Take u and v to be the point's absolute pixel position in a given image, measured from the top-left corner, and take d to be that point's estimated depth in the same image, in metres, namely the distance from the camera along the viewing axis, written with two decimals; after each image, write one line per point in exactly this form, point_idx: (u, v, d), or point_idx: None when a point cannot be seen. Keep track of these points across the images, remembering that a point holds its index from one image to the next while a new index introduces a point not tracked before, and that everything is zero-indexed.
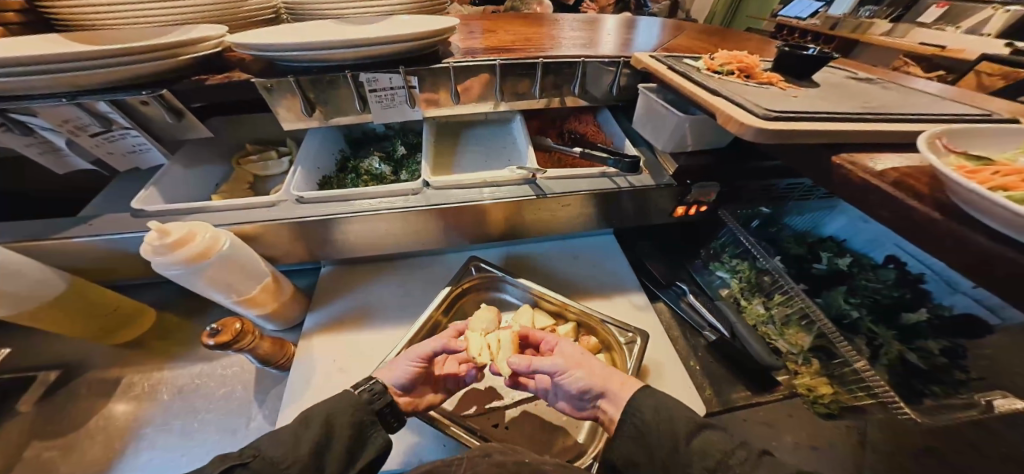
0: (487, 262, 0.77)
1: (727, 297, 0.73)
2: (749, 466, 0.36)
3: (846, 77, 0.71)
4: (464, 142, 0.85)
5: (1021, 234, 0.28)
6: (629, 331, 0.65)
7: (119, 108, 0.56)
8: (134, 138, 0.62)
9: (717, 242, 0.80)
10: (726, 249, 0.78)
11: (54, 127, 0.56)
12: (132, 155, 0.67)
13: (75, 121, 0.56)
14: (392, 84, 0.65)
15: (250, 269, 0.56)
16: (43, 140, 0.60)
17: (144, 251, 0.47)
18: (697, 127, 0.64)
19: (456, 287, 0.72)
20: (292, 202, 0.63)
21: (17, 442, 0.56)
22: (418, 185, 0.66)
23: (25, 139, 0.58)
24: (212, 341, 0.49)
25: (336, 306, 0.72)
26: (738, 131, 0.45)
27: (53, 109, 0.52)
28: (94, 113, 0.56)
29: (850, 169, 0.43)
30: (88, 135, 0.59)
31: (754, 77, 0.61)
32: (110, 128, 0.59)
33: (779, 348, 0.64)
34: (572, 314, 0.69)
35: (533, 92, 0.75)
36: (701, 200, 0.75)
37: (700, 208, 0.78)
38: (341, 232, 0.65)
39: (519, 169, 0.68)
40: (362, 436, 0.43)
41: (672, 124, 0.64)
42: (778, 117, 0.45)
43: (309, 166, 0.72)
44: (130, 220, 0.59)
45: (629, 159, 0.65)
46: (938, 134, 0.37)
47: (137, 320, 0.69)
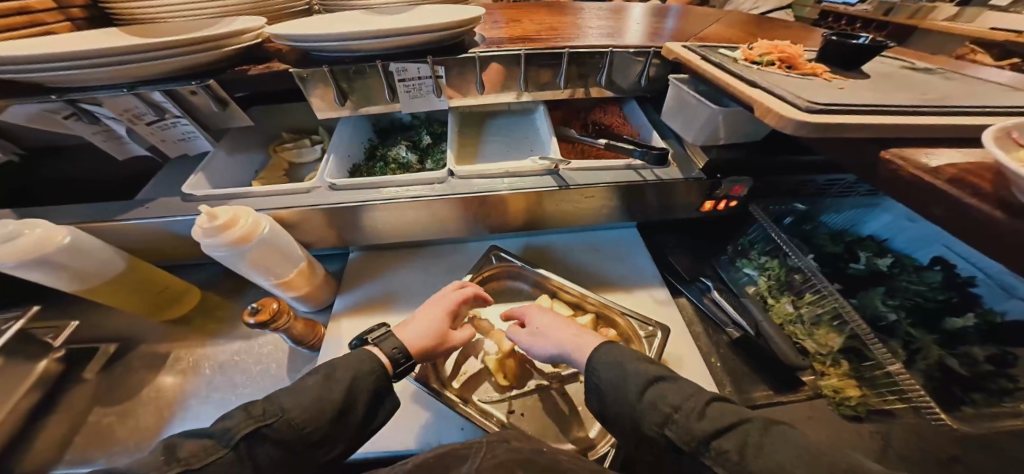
0: (505, 252, 0.78)
1: (753, 295, 0.71)
2: (694, 415, 0.37)
3: (901, 66, 0.66)
4: (489, 131, 0.84)
5: None
6: (649, 325, 0.65)
7: (171, 98, 0.60)
8: (184, 126, 0.67)
9: (745, 238, 0.77)
10: (754, 247, 0.76)
11: (116, 115, 0.61)
12: (182, 142, 0.71)
13: (133, 110, 0.60)
14: (419, 74, 0.66)
15: (287, 254, 0.59)
16: (106, 128, 0.65)
17: (194, 232, 0.50)
18: (732, 119, 0.61)
19: (477, 275, 0.74)
20: (324, 189, 0.66)
21: (87, 406, 0.62)
22: (443, 174, 0.67)
23: (92, 127, 0.63)
24: (253, 320, 0.53)
25: (364, 289, 0.76)
26: (778, 124, 0.44)
27: (114, 99, 0.57)
28: (150, 103, 0.60)
29: (898, 165, 0.41)
30: (144, 124, 0.64)
31: (798, 66, 0.58)
32: (163, 117, 0.63)
33: (805, 348, 0.62)
34: (591, 306, 0.70)
35: (557, 82, 0.74)
36: (730, 195, 0.73)
37: (729, 204, 0.76)
38: (371, 218, 0.68)
39: (542, 160, 0.68)
40: (379, 400, 0.46)
41: (704, 116, 0.62)
42: (822, 110, 0.43)
43: (340, 153, 0.73)
44: (180, 205, 0.64)
45: (656, 151, 0.67)
46: (1008, 128, 0.35)
47: (186, 297, 0.74)
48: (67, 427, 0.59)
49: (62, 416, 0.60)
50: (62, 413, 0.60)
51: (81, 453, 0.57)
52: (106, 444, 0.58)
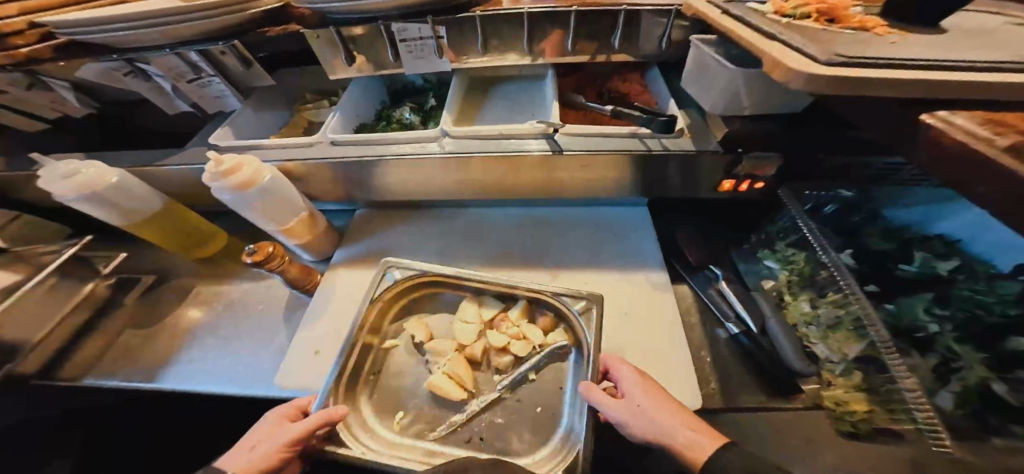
0: (399, 266, 0.63)
1: (769, 291, 0.62)
2: None
3: (1016, 20, 0.50)
4: (495, 96, 0.81)
5: None
6: (582, 298, 0.55)
7: (205, 57, 0.64)
8: (217, 85, 0.70)
9: (774, 227, 0.65)
10: (782, 236, 0.64)
11: (162, 74, 0.66)
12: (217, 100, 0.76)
13: (177, 68, 0.65)
14: (421, 34, 0.65)
15: (290, 203, 0.64)
16: (156, 85, 0.70)
17: (205, 177, 0.56)
18: (760, 87, 0.45)
19: (379, 299, 0.60)
20: (326, 144, 0.69)
21: (126, 326, 0.74)
22: (437, 133, 0.67)
23: (146, 85, 0.69)
24: (250, 260, 0.59)
25: (360, 246, 0.80)
26: (784, 77, 0.32)
27: (159, 58, 0.62)
28: (188, 63, 0.64)
29: (940, 130, 0.30)
30: (186, 82, 0.69)
31: (845, 19, 0.47)
32: (200, 75, 0.67)
33: (816, 354, 0.54)
34: (520, 294, 0.60)
35: (567, 47, 0.69)
36: (755, 175, 0.62)
37: (753, 184, 0.66)
38: (368, 175, 0.70)
39: (538, 122, 0.64)
40: None
41: (725, 84, 0.47)
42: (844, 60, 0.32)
43: (346, 112, 0.76)
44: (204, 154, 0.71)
45: (662, 118, 0.59)
46: None
47: (213, 241, 0.81)
48: (105, 341, 0.70)
49: (105, 330, 0.72)
50: (101, 329, 0.72)
51: (114, 364, 0.68)
52: (132, 359, 0.68)
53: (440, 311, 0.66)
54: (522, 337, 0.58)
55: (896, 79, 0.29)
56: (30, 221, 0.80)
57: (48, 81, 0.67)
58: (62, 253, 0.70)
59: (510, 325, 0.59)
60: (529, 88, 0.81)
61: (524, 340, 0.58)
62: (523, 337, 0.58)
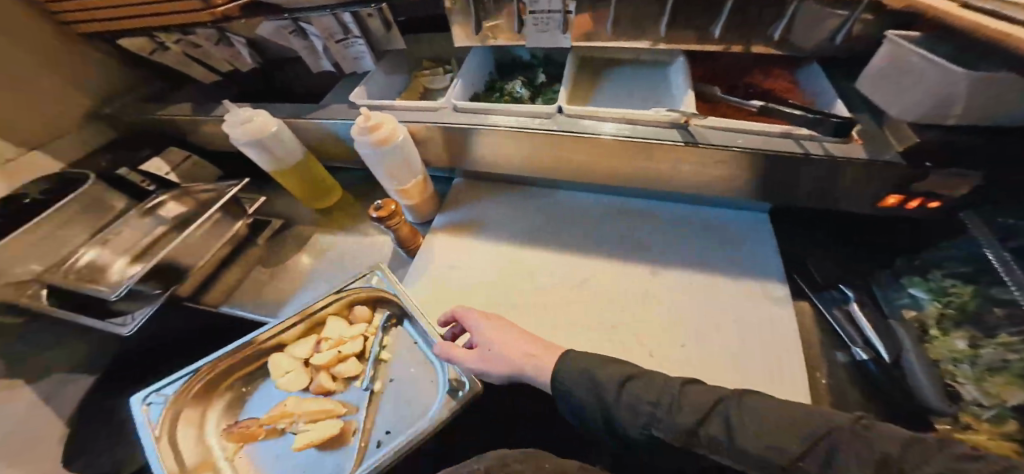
0: (158, 385, 0.60)
1: (910, 322, 0.57)
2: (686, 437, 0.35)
3: None
4: (609, 77, 0.78)
5: None
6: (370, 275, 0.70)
7: (355, 18, 0.68)
8: (358, 46, 0.74)
9: (930, 258, 0.59)
10: (941, 267, 0.58)
11: (318, 33, 0.71)
12: (352, 61, 0.79)
13: (331, 29, 0.70)
14: (550, 6, 0.61)
15: (410, 167, 0.69)
16: (310, 46, 0.75)
17: (353, 129, 0.61)
18: (993, 88, 0.35)
19: (193, 384, 0.61)
20: (449, 110, 0.72)
21: (257, 262, 0.84)
22: (553, 110, 0.67)
23: (303, 44, 0.74)
24: (375, 216, 0.64)
25: (459, 213, 0.84)
26: None
27: (320, 18, 0.67)
28: (340, 23, 0.69)
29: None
30: (335, 43, 0.73)
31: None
32: (347, 36, 0.72)
33: (959, 394, 0.49)
34: (332, 305, 0.70)
35: (712, 33, 0.59)
36: (933, 194, 0.52)
37: (925, 205, 0.55)
38: (487, 145, 0.72)
39: (670, 110, 0.61)
40: None
41: (941, 80, 0.37)
42: None
43: (466, 81, 0.77)
44: (347, 110, 0.76)
45: (836, 119, 0.52)
46: None
47: (330, 195, 0.89)
48: (238, 274, 0.81)
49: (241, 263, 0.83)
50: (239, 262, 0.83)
51: (248, 295, 0.78)
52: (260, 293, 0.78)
53: (282, 366, 0.66)
54: (340, 343, 0.67)
55: None
56: (199, 162, 0.91)
57: (233, 37, 0.74)
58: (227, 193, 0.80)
59: (331, 345, 0.66)
60: (650, 75, 0.76)
61: (353, 338, 0.67)
62: (342, 344, 0.66)
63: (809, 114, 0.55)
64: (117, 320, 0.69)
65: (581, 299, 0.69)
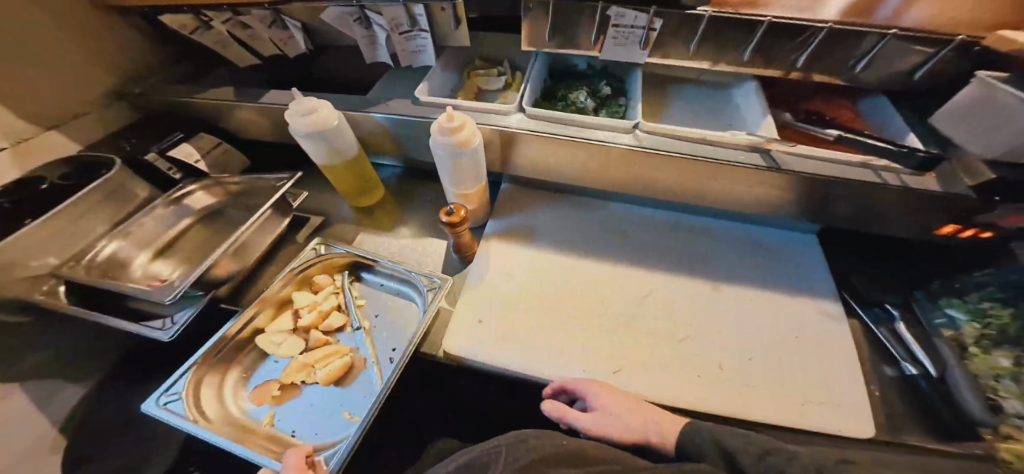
0: (164, 388, 0.59)
1: (950, 340, 0.60)
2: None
3: None
4: (674, 96, 0.80)
5: None
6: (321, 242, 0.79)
7: (426, 11, 0.63)
8: (421, 40, 0.69)
9: (965, 281, 0.64)
10: (976, 290, 0.62)
11: (384, 24, 0.66)
12: (412, 55, 0.74)
13: (397, 19, 0.65)
14: (635, 23, 0.61)
15: (477, 172, 0.67)
16: (371, 36, 0.71)
17: (433, 127, 0.58)
18: None
19: (195, 379, 0.62)
20: (518, 115, 0.71)
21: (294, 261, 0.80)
22: (631, 125, 0.67)
23: (365, 33, 0.70)
24: (445, 220, 0.64)
25: (511, 219, 0.84)
26: None
27: (389, 7, 0.62)
28: (409, 15, 0.64)
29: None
30: (398, 35, 0.68)
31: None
32: (412, 29, 0.67)
33: (1002, 407, 0.53)
34: (298, 272, 0.75)
35: (794, 61, 0.61)
36: (990, 226, 0.58)
37: (977, 234, 0.62)
38: (560, 152, 0.71)
39: (752, 135, 0.62)
40: None
41: None
42: None
43: (531, 85, 0.76)
44: (411, 107, 0.71)
45: (923, 154, 0.55)
46: None
47: (371, 193, 0.85)
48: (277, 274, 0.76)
49: (276, 262, 0.78)
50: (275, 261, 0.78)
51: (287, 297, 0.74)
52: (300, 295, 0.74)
53: (266, 339, 0.70)
54: (312, 306, 0.73)
55: None
56: (228, 150, 0.87)
57: (286, 19, 0.77)
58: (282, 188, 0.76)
59: (306, 311, 0.72)
60: (712, 97, 0.79)
61: (329, 296, 0.74)
62: (320, 304, 0.73)
63: (893, 145, 0.58)
64: (153, 323, 0.63)
65: (639, 309, 0.70)
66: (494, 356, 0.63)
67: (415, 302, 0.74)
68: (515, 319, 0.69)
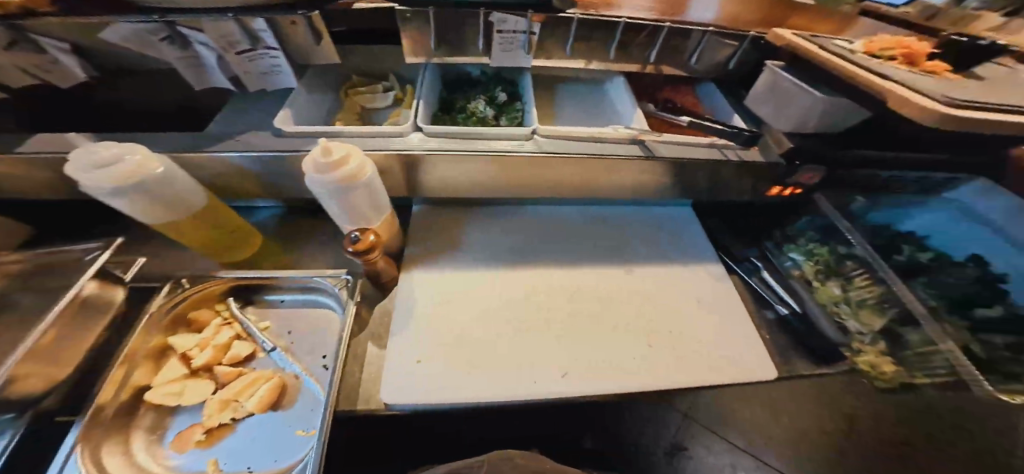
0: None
1: (798, 278, 0.74)
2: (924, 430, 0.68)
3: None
4: (562, 99, 0.83)
5: None
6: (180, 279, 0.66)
7: (271, 27, 0.50)
8: (272, 60, 0.57)
9: (794, 227, 0.80)
10: (802, 235, 0.79)
11: (211, 43, 0.52)
12: (264, 75, 0.61)
13: (231, 37, 0.51)
14: (516, 27, 0.60)
15: (377, 203, 0.59)
16: (193, 55, 0.55)
17: (306, 164, 0.48)
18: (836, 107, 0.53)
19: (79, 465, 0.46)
20: (412, 136, 0.65)
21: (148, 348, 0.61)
22: (530, 130, 0.66)
23: (181, 53, 0.54)
24: (351, 248, 0.57)
25: (430, 243, 0.78)
26: (916, 117, 0.37)
27: (214, 23, 0.48)
28: (246, 31, 0.50)
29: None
30: (235, 54, 0.55)
31: (919, 64, 0.46)
32: (255, 47, 0.54)
33: (847, 327, 0.67)
34: (167, 316, 0.63)
35: (647, 56, 0.68)
36: (800, 183, 0.69)
37: (794, 191, 0.72)
38: (454, 166, 0.67)
39: (627, 128, 0.67)
40: None
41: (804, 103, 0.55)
42: (966, 105, 0.35)
43: (424, 99, 0.70)
44: (271, 139, 0.60)
45: (749, 132, 0.64)
46: None
47: (248, 242, 0.70)
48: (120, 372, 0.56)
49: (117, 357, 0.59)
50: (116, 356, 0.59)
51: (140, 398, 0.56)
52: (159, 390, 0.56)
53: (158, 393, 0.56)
54: (201, 346, 0.62)
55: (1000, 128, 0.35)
56: None
57: (43, 40, 0.55)
58: (94, 260, 0.55)
59: (196, 353, 0.61)
60: (592, 95, 0.83)
61: (222, 330, 0.64)
62: (213, 340, 0.63)
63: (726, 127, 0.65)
64: None
65: (577, 305, 0.72)
66: (450, 394, 0.57)
67: (335, 310, 0.70)
68: (453, 350, 0.63)
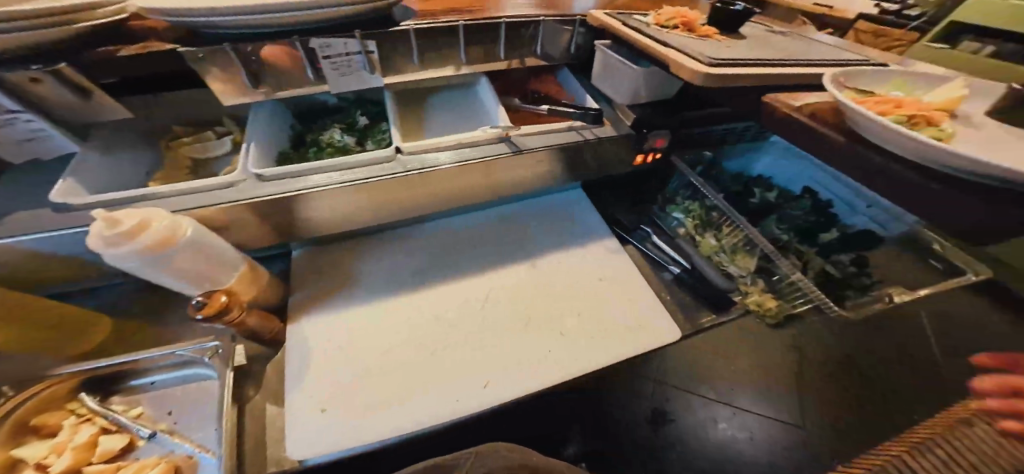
0: None
1: (684, 236, 0.79)
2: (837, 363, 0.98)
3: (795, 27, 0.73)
4: (429, 109, 0.80)
5: (911, 153, 0.34)
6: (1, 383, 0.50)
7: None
8: (25, 124, 0.48)
9: (670, 189, 0.85)
10: (680, 195, 0.84)
11: None
12: (24, 144, 0.53)
13: None
14: (346, 49, 0.53)
15: (219, 259, 0.51)
16: None
17: (87, 243, 0.38)
18: (652, 79, 0.63)
19: None
20: (252, 180, 0.56)
21: None
22: (391, 152, 0.61)
23: None
24: (199, 316, 0.46)
25: (318, 286, 0.69)
26: (688, 78, 0.44)
27: None
28: None
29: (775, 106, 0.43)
30: None
31: (696, 28, 0.55)
32: None
33: (731, 273, 0.72)
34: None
35: (499, 54, 0.68)
36: (655, 148, 0.73)
37: (654, 156, 0.76)
38: (305, 211, 0.58)
39: (493, 128, 0.64)
40: None
41: (630, 78, 0.63)
42: (720, 64, 0.44)
43: (261, 141, 0.62)
44: (52, 217, 0.48)
45: (593, 111, 0.67)
46: (838, 73, 0.41)
47: (90, 330, 0.58)
48: None
49: None
50: None
51: None
52: None
53: None
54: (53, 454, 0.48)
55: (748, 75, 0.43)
56: None
57: None
58: None
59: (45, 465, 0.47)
60: (457, 99, 0.81)
61: (83, 429, 0.51)
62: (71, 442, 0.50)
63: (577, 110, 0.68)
64: None
65: (490, 311, 0.68)
66: (361, 437, 0.51)
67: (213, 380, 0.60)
68: (357, 389, 0.57)
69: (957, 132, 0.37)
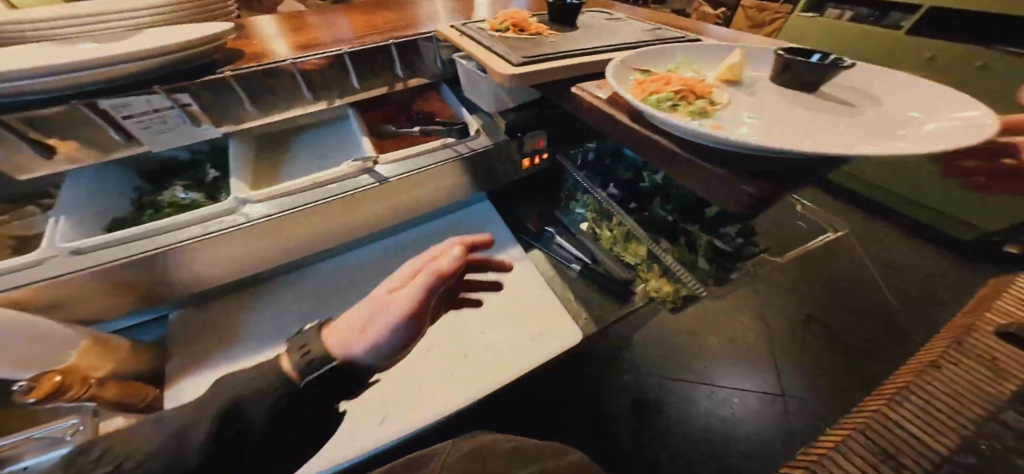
0: None
1: (586, 231, 0.79)
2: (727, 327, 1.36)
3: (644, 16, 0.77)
4: (294, 150, 0.74)
5: (698, 140, 0.33)
6: None
7: None
8: None
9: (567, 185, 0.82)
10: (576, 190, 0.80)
11: None
12: None
13: None
14: (152, 106, 0.45)
15: (46, 337, 0.45)
16: None
17: None
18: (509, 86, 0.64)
19: None
20: (63, 256, 0.47)
21: None
22: (234, 204, 0.56)
23: None
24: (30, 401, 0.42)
25: (206, 344, 0.65)
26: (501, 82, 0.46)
27: None
28: None
29: (582, 95, 0.44)
30: None
31: (526, 29, 0.57)
32: None
33: (629, 263, 0.73)
34: None
35: (354, 82, 0.65)
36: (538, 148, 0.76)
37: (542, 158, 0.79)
38: (152, 274, 0.52)
39: (354, 161, 0.63)
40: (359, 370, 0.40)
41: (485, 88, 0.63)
42: (527, 62, 0.46)
43: (73, 212, 0.52)
44: None
45: (459, 125, 0.72)
46: (624, 60, 0.42)
47: None
48: None
49: None
50: None
51: None
52: None
53: None
54: None
55: (554, 68, 0.46)
56: None
57: None
58: None
59: None
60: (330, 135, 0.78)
61: None
62: None
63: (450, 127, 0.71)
64: None
65: None
66: None
67: None
68: None
69: (730, 99, 0.40)
